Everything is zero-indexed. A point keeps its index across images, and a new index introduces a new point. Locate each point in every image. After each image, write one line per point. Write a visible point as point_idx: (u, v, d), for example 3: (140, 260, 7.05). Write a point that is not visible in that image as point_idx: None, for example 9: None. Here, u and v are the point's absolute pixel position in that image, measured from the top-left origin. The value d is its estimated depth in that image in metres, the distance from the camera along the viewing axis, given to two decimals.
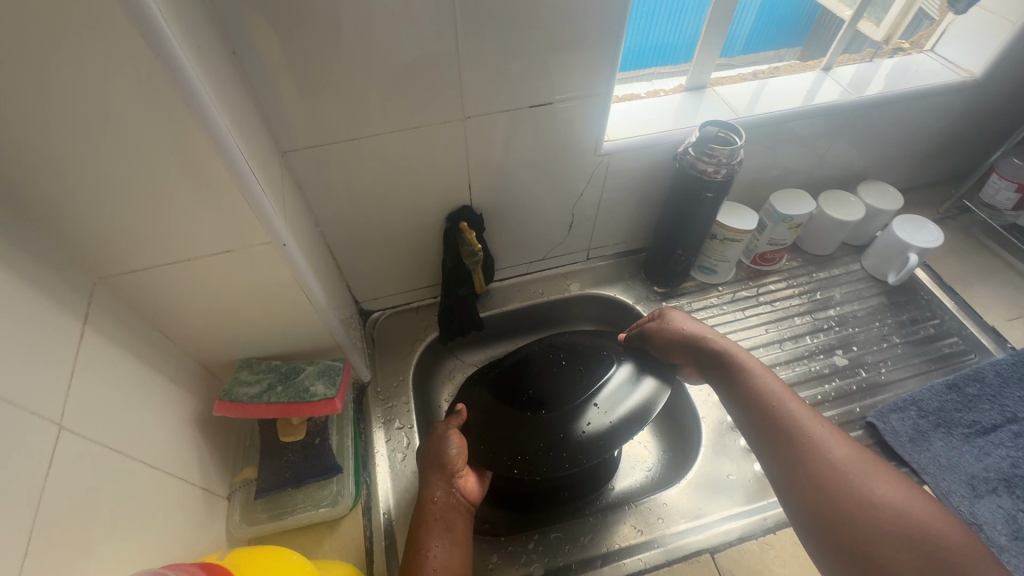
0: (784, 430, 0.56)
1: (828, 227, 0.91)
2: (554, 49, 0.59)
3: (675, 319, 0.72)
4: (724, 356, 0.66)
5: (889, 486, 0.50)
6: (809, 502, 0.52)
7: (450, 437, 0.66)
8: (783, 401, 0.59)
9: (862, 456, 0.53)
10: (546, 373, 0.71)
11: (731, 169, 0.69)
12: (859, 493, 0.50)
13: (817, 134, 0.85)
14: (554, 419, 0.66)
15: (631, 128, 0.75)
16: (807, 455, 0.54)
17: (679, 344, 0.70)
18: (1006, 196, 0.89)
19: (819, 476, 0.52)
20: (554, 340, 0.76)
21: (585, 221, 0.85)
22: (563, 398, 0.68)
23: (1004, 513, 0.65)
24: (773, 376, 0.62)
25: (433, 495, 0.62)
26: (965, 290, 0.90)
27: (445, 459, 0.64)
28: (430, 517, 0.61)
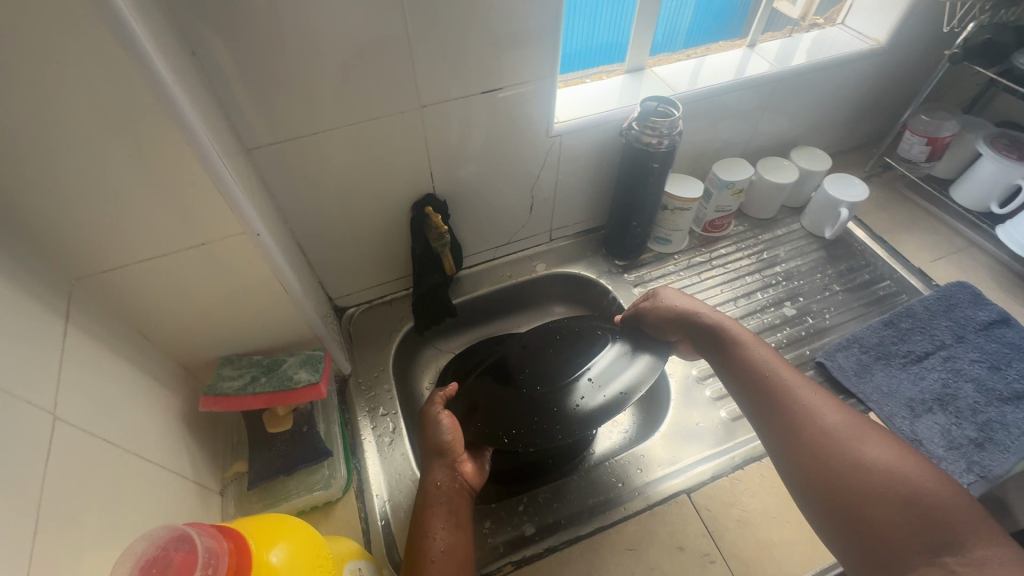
0: (776, 396, 0.60)
1: (768, 190, 0.99)
2: (500, 35, 0.63)
3: (668, 295, 0.77)
4: (717, 329, 0.69)
5: (879, 446, 0.52)
6: (800, 461, 0.55)
7: (443, 420, 0.68)
8: (776, 369, 0.62)
9: (854, 419, 0.56)
10: (538, 356, 0.76)
11: (672, 139, 0.76)
12: (848, 451, 0.52)
13: (749, 106, 0.92)
14: (546, 396, 0.71)
15: (578, 110, 0.80)
16: (800, 421, 0.56)
17: (671, 320, 0.74)
18: (919, 149, 0.97)
19: (809, 436, 0.55)
20: (542, 327, 0.81)
21: (544, 203, 0.90)
22: (554, 377, 0.73)
23: (939, 428, 0.74)
24: (766, 348, 0.65)
25: (433, 481, 0.63)
26: (892, 238, 0.99)
27: (443, 444, 0.66)
28: (433, 502, 0.61)
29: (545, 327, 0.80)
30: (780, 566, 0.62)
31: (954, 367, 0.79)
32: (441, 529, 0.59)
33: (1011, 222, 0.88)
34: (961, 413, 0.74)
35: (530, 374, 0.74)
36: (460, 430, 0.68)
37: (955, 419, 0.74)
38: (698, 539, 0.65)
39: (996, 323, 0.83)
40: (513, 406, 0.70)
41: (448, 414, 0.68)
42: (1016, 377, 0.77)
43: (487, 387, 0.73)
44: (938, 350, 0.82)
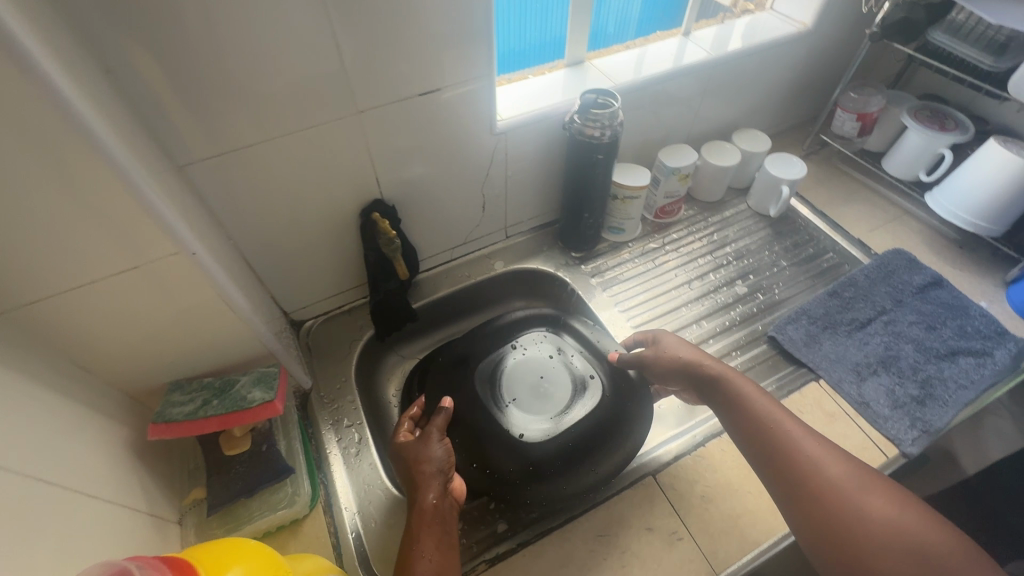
0: (784, 452, 0.58)
1: (713, 174, 1.02)
2: (431, 36, 0.62)
3: (669, 342, 0.73)
4: (720, 380, 0.66)
5: (891, 510, 0.51)
6: (812, 525, 0.53)
7: (436, 438, 0.65)
8: (783, 421, 0.60)
9: (864, 476, 0.54)
10: (528, 383, 0.78)
11: (613, 130, 0.77)
12: (863, 518, 0.51)
13: (688, 92, 0.94)
14: (534, 431, 0.72)
15: (521, 105, 0.80)
16: (808, 482, 0.55)
17: (675, 371, 0.71)
18: (850, 125, 1.02)
19: (820, 497, 0.54)
20: (529, 351, 0.82)
21: (496, 201, 0.90)
22: (544, 406, 0.75)
23: (885, 388, 0.77)
24: (769, 400, 0.62)
25: (426, 502, 0.58)
26: (833, 212, 1.04)
27: (435, 465, 0.62)
28: (424, 530, 0.56)
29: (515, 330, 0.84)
30: (745, 536, 0.65)
31: (894, 330, 0.84)
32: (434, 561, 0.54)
33: (937, 189, 0.93)
34: (903, 372, 0.79)
35: (522, 403, 0.75)
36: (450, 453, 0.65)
37: (897, 379, 0.78)
38: (665, 519, 0.66)
39: (930, 286, 0.89)
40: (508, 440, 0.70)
41: (441, 435, 0.66)
42: (949, 335, 0.83)
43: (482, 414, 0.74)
44: (879, 315, 0.86)
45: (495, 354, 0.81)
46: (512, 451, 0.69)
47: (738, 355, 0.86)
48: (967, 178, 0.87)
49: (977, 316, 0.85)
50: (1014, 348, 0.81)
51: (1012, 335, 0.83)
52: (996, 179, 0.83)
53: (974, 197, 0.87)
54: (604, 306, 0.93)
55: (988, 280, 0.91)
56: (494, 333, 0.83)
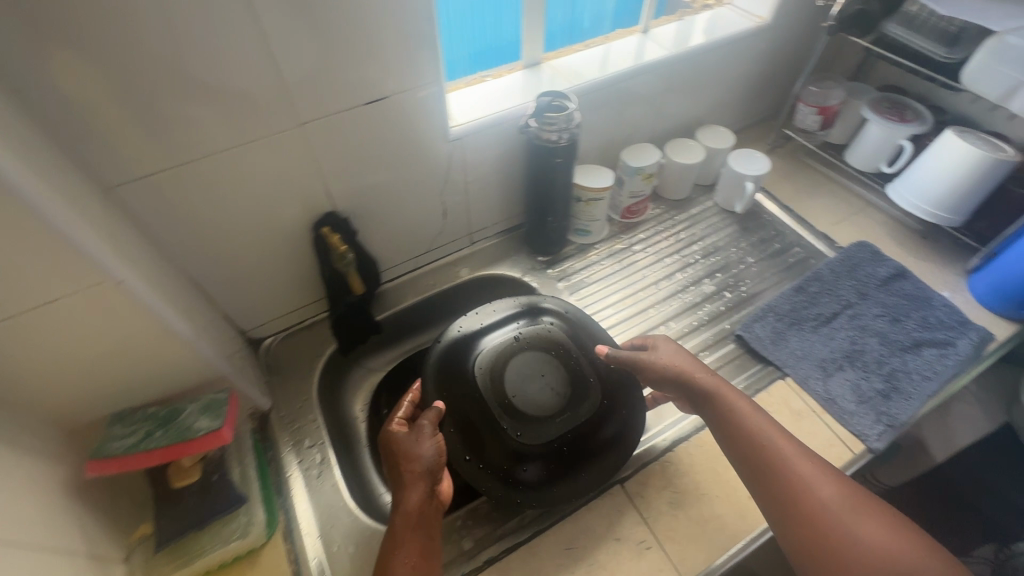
0: (774, 473, 0.57)
1: (678, 172, 1.01)
2: (373, 43, 0.60)
3: (667, 352, 0.70)
4: (713, 394, 0.64)
5: (876, 537, 0.52)
6: (799, 549, 0.54)
7: (424, 435, 0.63)
8: (776, 440, 0.59)
9: (853, 500, 0.55)
10: (527, 382, 0.76)
11: (571, 132, 0.76)
12: (850, 546, 0.52)
13: (649, 91, 0.93)
14: (530, 436, 0.71)
15: (476, 109, 0.78)
16: (802, 510, 0.55)
17: (669, 382, 0.68)
18: (812, 119, 1.02)
19: (809, 523, 0.54)
20: (530, 345, 0.79)
21: (458, 207, 0.88)
22: (543, 409, 0.73)
23: (851, 384, 0.77)
24: (765, 419, 0.61)
25: (407, 504, 0.57)
26: (798, 206, 1.03)
27: (420, 466, 0.60)
28: (402, 535, 0.56)
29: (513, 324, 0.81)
30: (713, 542, 0.64)
31: (859, 324, 0.84)
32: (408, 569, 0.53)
33: (898, 180, 0.93)
34: (869, 367, 0.79)
35: (520, 400, 0.74)
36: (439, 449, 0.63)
37: (862, 373, 0.78)
38: (633, 528, 0.65)
39: (894, 277, 0.90)
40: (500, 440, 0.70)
41: (431, 431, 0.64)
42: (913, 327, 0.83)
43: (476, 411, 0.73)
44: (844, 309, 0.87)
45: (493, 347, 0.78)
46: (504, 451, 0.70)
47: (707, 355, 0.85)
48: (927, 169, 0.88)
49: (941, 306, 0.86)
50: (976, 337, 0.81)
51: (974, 324, 0.83)
52: (954, 170, 0.84)
53: (933, 188, 0.87)
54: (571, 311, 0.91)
55: (950, 270, 0.92)
56: (490, 327, 0.80)
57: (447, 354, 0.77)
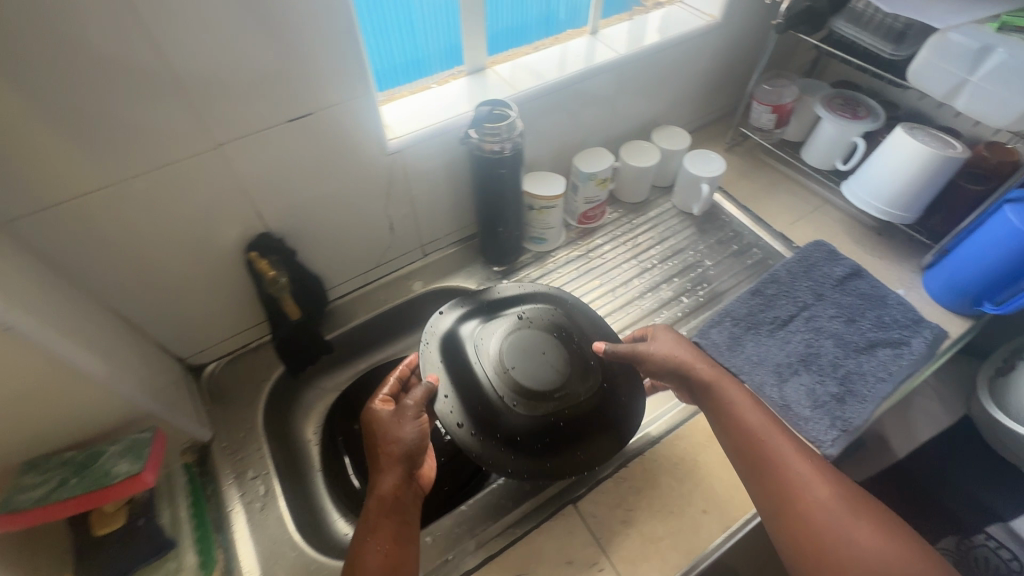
0: (767, 471, 0.60)
1: (634, 175, 0.99)
2: (289, 58, 0.57)
3: (664, 341, 0.73)
4: (713, 387, 0.67)
5: (863, 537, 0.54)
6: (787, 544, 0.57)
7: (404, 415, 0.64)
8: (770, 439, 0.62)
9: (843, 500, 0.57)
10: (531, 356, 0.73)
11: (514, 142, 0.74)
12: (836, 545, 0.55)
13: (600, 94, 0.91)
14: (527, 410, 0.69)
15: (415, 121, 0.75)
16: (793, 498, 0.58)
17: (667, 370, 0.71)
18: (767, 118, 1.00)
19: (798, 521, 0.57)
20: (534, 322, 0.77)
21: (405, 221, 0.85)
22: (543, 384, 0.71)
23: (805, 388, 0.77)
24: (761, 412, 0.64)
25: (380, 489, 0.60)
26: (756, 206, 1.02)
27: (395, 449, 0.62)
28: (371, 519, 0.57)
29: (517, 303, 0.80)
30: (665, 561, 0.63)
31: (815, 326, 0.84)
32: (372, 551, 0.54)
33: (852, 179, 0.92)
34: (823, 370, 0.78)
35: (519, 373, 0.71)
36: (417, 432, 0.63)
37: (817, 377, 0.78)
38: (585, 550, 0.64)
39: (849, 276, 0.89)
40: (498, 415, 0.69)
41: (413, 412, 0.65)
42: (868, 327, 0.83)
43: (478, 382, 0.71)
44: (800, 311, 0.86)
45: (497, 322, 0.77)
46: (503, 424, 0.69)
47: None
48: (880, 168, 0.87)
49: (895, 304, 0.85)
50: (929, 335, 0.81)
51: (928, 322, 0.83)
52: (908, 167, 0.83)
53: (886, 186, 0.87)
54: None
55: (904, 267, 0.91)
56: (496, 303, 0.80)
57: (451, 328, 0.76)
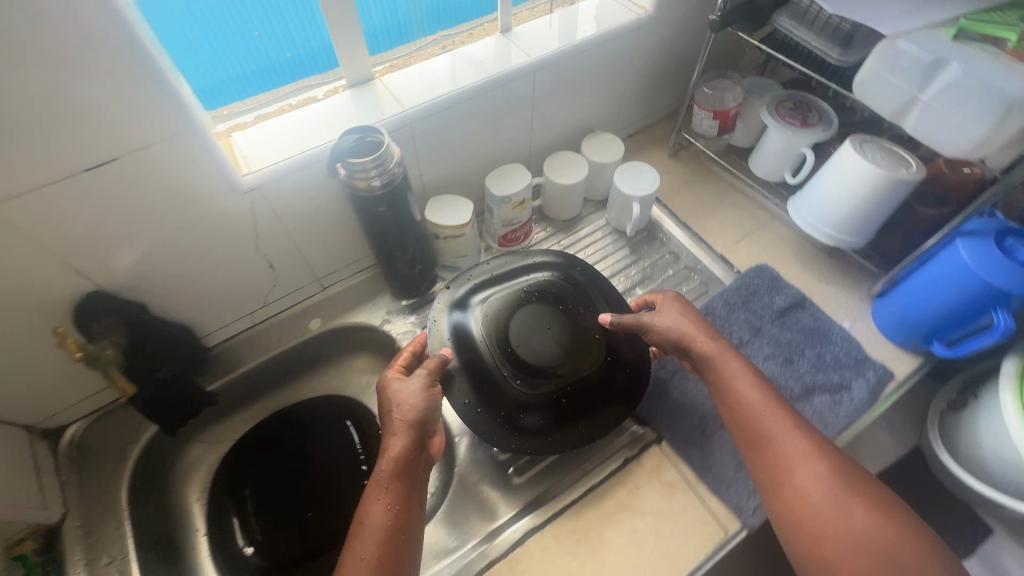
0: (765, 448, 0.62)
1: (560, 193, 0.88)
2: (63, 100, 0.46)
3: (669, 313, 0.71)
4: (713, 363, 0.66)
5: (856, 512, 0.56)
6: (782, 517, 0.60)
7: (415, 387, 0.63)
8: (770, 417, 0.62)
9: (838, 476, 0.59)
10: (535, 332, 0.70)
11: (388, 173, 0.63)
12: (830, 519, 0.57)
13: (513, 104, 0.80)
14: (530, 386, 0.68)
15: (280, 151, 0.65)
16: (786, 474, 0.60)
17: (667, 341, 0.70)
18: (708, 124, 0.88)
19: (793, 498, 0.59)
20: (540, 295, 0.73)
21: (288, 257, 0.75)
22: (544, 360, 0.68)
23: (729, 446, 0.69)
24: (762, 388, 0.64)
25: (386, 458, 0.59)
26: (697, 222, 0.92)
27: (404, 419, 0.61)
28: (376, 487, 0.58)
29: (528, 271, 0.76)
30: None
31: None
32: (376, 518, 0.56)
33: (798, 197, 0.83)
34: None
35: (523, 350, 0.69)
36: (424, 404, 0.62)
37: None
38: None
39: (792, 307, 0.81)
40: (501, 392, 0.68)
41: (425, 384, 0.63)
42: (805, 369, 0.75)
43: (484, 358, 0.69)
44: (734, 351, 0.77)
45: (504, 292, 0.73)
46: (505, 400, 0.68)
47: None
48: (826, 187, 0.77)
49: (838, 340, 0.77)
50: (871, 379, 0.73)
51: (872, 362, 0.75)
52: (857, 189, 0.73)
53: (832, 209, 0.77)
54: None
55: (853, 295, 0.83)
56: (504, 272, 0.76)
57: (454, 306, 0.74)
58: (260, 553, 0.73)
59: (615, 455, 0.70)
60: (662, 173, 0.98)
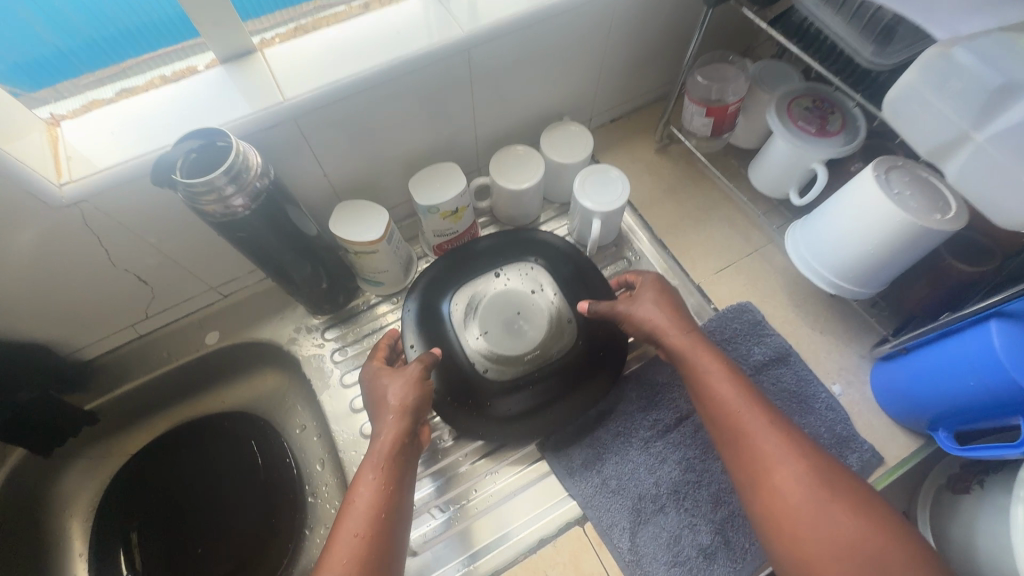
0: (739, 447, 0.53)
1: (508, 198, 0.73)
2: None
3: (644, 305, 0.61)
4: (684, 355, 0.58)
5: (838, 517, 0.47)
6: (757, 521, 0.51)
7: (408, 373, 0.58)
8: (745, 411, 0.53)
9: (818, 477, 0.49)
10: (507, 319, 0.67)
11: (250, 189, 0.49)
12: (809, 524, 0.47)
13: (444, 89, 0.62)
14: (503, 372, 0.64)
15: (118, 152, 0.51)
16: (764, 476, 0.50)
17: (641, 333, 0.62)
18: (700, 122, 0.70)
19: (769, 499, 0.50)
20: (510, 281, 0.70)
21: (164, 269, 0.63)
22: (514, 349, 0.65)
23: (665, 537, 0.58)
24: (738, 381, 0.55)
25: (380, 440, 0.54)
26: (676, 240, 0.77)
27: (398, 400, 0.56)
28: (370, 466, 0.53)
29: (498, 254, 0.71)
30: None
31: (706, 439, 0.63)
32: (368, 497, 0.51)
33: (799, 228, 0.67)
34: (698, 508, 0.59)
35: (492, 337, 0.66)
36: (421, 388, 0.58)
37: (688, 519, 0.59)
38: None
39: (770, 363, 0.66)
40: (473, 382, 0.64)
41: (419, 369, 0.59)
42: None
43: (453, 350, 0.65)
44: (693, 413, 0.65)
45: (472, 284, 0.70)
46: (477, 390, 0.64)
47: (503, 471, 0.64)
48: (833, 223, 0.61)
49: (822, 411, 0.64)
50: (852, 466, 0.61)
51: (859, 442, 0.62)
52: (871, 232, 0.57)
53: (837, 250, 0.61)
54: (338, 396, 0.70)
55: (850, 350, 0.68)
56: (470, 257, 0.71)
57: (423, 317, 0.67)
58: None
59: (528, 535, 0.60)
60: (643, 174, 0.81)
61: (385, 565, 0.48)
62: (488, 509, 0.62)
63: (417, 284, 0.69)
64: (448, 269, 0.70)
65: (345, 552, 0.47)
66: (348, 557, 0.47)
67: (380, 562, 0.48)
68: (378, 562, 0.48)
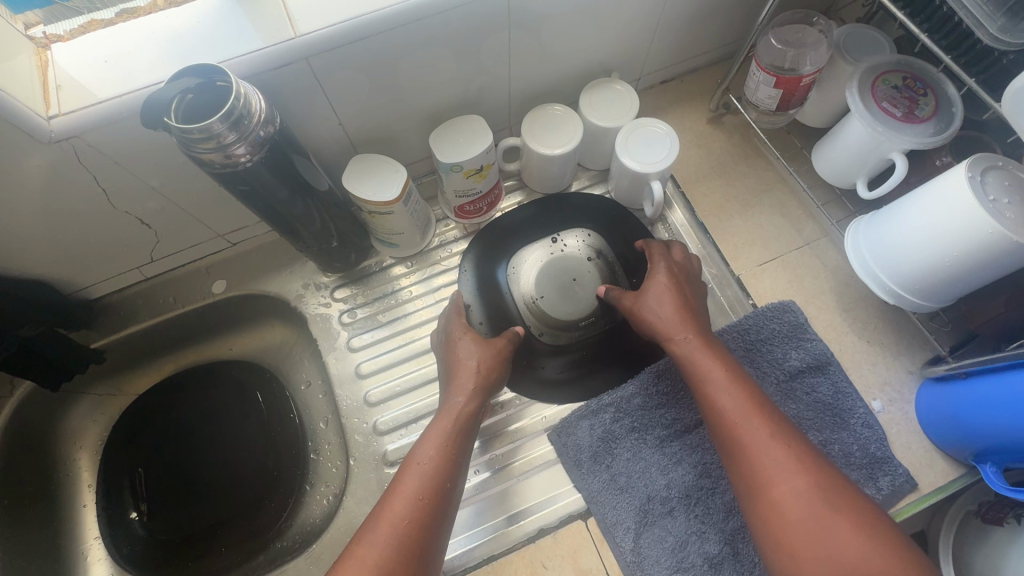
0: (733, 452, 0.48)
1: (539, 164, 0.66)
2: None
3: (650, 303, 0.58)
4: (684, 359, 0.54)
5: (843, 537, 0.42)
6: (752, 532, 0.46)
7: (489, 347, 0.59)
8: (743, 415, 0.48)
9: (828, 493, 0.44)
10: (564, 285, 0.68)
11: (251, 142, 0.44)
12: (808, 540, 0.42)
13: (479, 35, 0.55)
14: (558, 336, 0.66)
15: (110, 83, 0.46)
16: (763, 488, 0.45)
17: (647, 331, 0.58)
18: (766, 93, 0.61)
19: (766, 511, 0.45)
20: (567, 247, 0.69)
21: (170, 213, 0.60)
22: (569, 314, 0.66)
23: (670, 542, 0.56)
24: (746, 386, 0.50)
25: (452, 406, 0.54)
26: (721, 224, 0.70)
27: (479, 368, 0.57)
28: (439, 430, 0.52)
29: (551, 220, 0.71)
30: None
31: None
32: (434, 463, 0.49)
33: (864, 224, 0.59)
34: (709, 516, 0.56)
35: (550, 301, 0.67)
36: (498, 366, 0.59)
37: (698, 526, 0.56)
38: None
39: (808, 370, 0.61)
40: (526, 344, 0.66)
41: (502, 345, 0.60)
42: None
43: (510, 310, 0.67)
44: None
45: (529, 249, 0.70)
46: (532, 352, 0.66)
47: (510, 455, 0.62)
48: (904, 225, 0.53)
49: (856, 428, 0.59)
50: (882, 490, 0.56)
51: (892, 465, 0.57)
52: (950, 240, 0.49)
53: (906, 255, 0.54)
54: (344, 360, 0.69)
55: (896, 365, 0.62)
56: (511, 229, 0.71)
57: (481, 286, 0.68)
58: (146, 541, 0.66)
59: (528, 524, 0.58)
60: (692, 146, 0.73)
61: (436, 532, 0.46)
62: (485, 492, 0.60)
63: (470, 251, 0.70)
64: (494, 241, 0.70)
65: (406, 510, 0.45)
66: (405, 517, 0.45)
67: (434, 529, 0.46)
68: (431, 528, 0.46)
